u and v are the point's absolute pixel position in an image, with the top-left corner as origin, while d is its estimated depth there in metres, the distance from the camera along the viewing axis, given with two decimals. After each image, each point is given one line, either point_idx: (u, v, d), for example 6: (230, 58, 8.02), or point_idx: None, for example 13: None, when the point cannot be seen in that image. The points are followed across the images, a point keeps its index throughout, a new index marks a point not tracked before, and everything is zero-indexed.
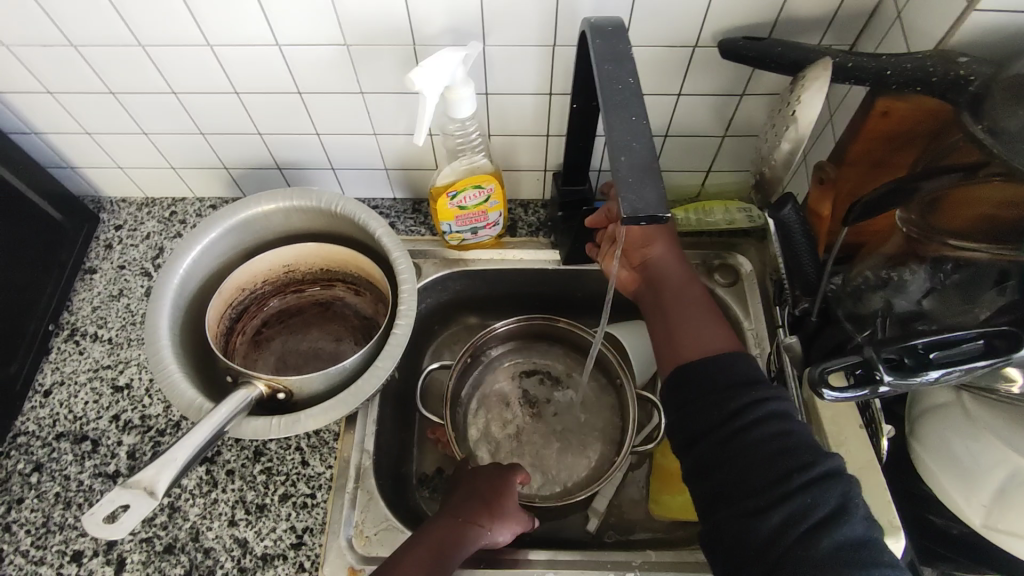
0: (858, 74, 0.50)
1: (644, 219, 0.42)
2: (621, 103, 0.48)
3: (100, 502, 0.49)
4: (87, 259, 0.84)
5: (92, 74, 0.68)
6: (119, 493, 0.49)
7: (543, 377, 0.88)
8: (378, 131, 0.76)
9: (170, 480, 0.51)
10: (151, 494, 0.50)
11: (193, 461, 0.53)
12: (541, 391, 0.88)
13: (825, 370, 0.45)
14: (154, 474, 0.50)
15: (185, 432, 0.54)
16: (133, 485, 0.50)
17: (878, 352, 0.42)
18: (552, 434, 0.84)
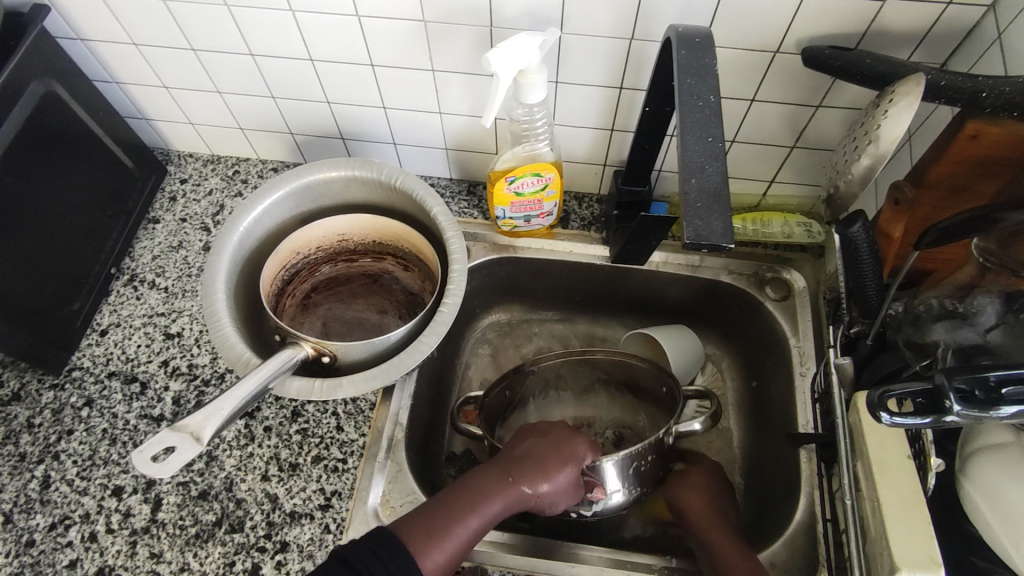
0: (949, 94, 0.48)
1: (706, 248, 0.42)
2: (698, 122, 0.47)
3: (150, 441, 0.51)
4: (151, 209, 0.87)
5: (177, 29, 0.70)
6: (167, 435, 0.51)
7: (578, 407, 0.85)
8: (443, 111, 0.76)
9: (215, 428, 0.52)
10: (197, 440, 0.51)
11: (239, 412, 0.55)
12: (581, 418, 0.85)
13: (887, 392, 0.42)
14: (201, 421, 0.52)
15: (232, 383, 0.56)
16: (180, 429, 0.52)
17: (950, 380, 0.38)
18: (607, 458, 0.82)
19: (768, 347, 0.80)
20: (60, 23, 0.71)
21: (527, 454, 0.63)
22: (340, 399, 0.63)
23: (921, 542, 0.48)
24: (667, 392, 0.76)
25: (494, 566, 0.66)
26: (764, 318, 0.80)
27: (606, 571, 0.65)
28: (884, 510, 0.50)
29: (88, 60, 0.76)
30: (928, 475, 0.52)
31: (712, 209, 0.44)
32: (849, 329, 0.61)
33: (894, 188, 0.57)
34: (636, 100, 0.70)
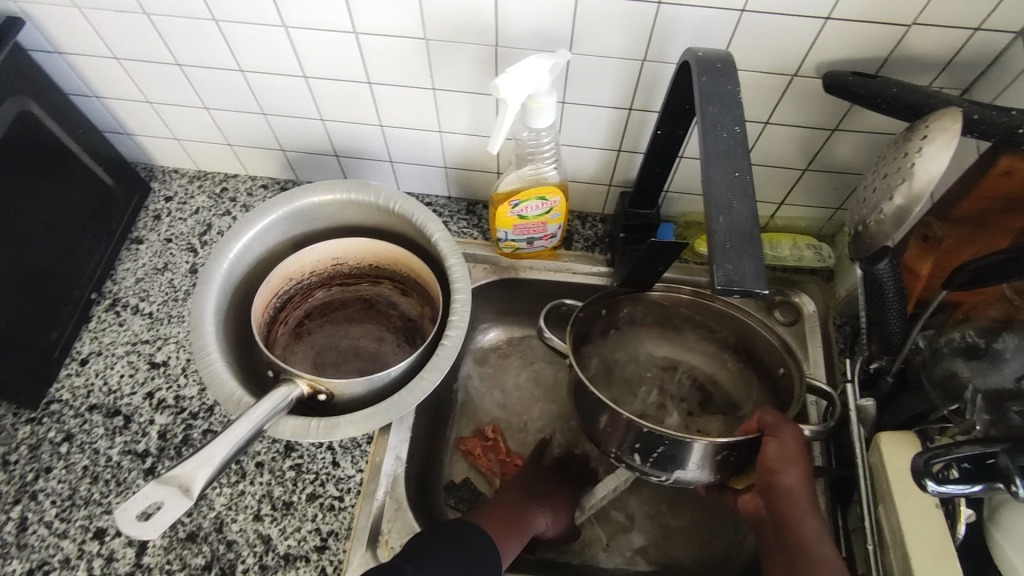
0: (983, 128, 0.46)
1: (737, 293, 0.38)
2: (724, 154, 0.43)
3: (135, 497, 0.48)
4: (134, 228, 0.83)
5: (160, 43, 0.66)
6: (154, 489, 0.48)
7: (687, 376, 0.80)
8: (443, 129, 0.73)
9: (206, 478, 0.49)
10: (188, 495, 0.48)
11: (232, 458, 0.51)
12: (682, 386, 0.80)
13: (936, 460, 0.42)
14: (192, 471, 0.49)
15: (225, 427, 0.53)
16: (169, 482, 0.48)
17: (1015, 461, 0.37)
18: (680, 431, 0.77)
19: None
20: (35, 36, 0.67)
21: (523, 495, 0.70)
22: (337, 439, 0.59)
23: None
24: (785, 370, 0.67)
25: None
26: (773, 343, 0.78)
27: None
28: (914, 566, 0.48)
29: (64, 73, 0.72)
30: (956, 524, 0.50)
31: (743, 250, 0.40)
32: (869, 363, 0.60)
33: (922, 224, 0.56)
34: (646, 121, 0.67)
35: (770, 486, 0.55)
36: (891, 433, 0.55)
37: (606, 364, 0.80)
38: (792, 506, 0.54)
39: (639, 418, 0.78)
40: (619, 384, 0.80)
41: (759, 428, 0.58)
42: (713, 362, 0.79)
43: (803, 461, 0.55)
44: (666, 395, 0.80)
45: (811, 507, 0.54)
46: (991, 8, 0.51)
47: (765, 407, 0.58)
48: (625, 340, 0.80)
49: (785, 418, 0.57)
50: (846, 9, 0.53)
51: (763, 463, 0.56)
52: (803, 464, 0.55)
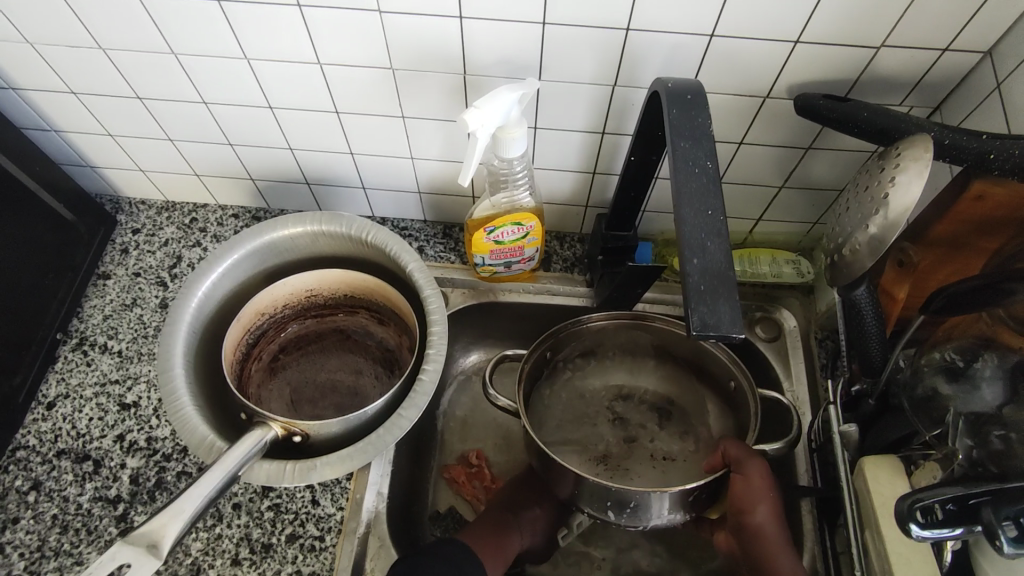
0: (955, 153, 0.46)
1: (712, 337, 0.38)
2: (696, 190, 0.43)
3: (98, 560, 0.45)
4: (101, 263, 0.81)
5: (119, 77, 0.64)
6: (120, 549, 0.45)
7: (641, 400, 0.78)
8: (415, 156, 0.72)
9: (177, 535, 0.47)
10: (157, 550, 0.46)
11: (204, 511, 0.50)
12: (639, 411, 0.77)
13: (919, 505, 0.41)
14: (161, 528, 0.47)
15: (196, 477, 0.51)
16: (136, 541, 0.46)
17: (998, 515, 0.40)
18: (645, 460, 0.74)
19: None
20: None
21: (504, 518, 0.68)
22: (314, 482, 0.58)
23: None
24: (737, 384, 0.68)
25: None
26: (756, 360, 0.77)
27: None
28: None
29: (20, 108, 0.70)
30: (943, 551, 0.50)
31: (717, 292, 0.40)
32: (851, 385, 0.59)
33: (896, 249, 0.55)
34: (620, 144, 0.66)
35: (743, 528, 0.56)
36: (875, 460, 0.54)
37: (554, 404, 0.77)
38: (767, 544, 0.55)
39: (602, 450, 0.75)
40: (573, 419, 0.77)
41: (724, 462, 0.58)
42: (663, 384, 0.78)
43: (772, 494, 0.56)
44: (624, 423, 0.77)
45: (785, 542, 0.55)
46: (959, 29, 0.51)
47: (728, 440, 0.58)
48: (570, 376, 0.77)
49: (749, 450, 0.57)
50: (815, 33, 0.52)
51: (733, 503, 0.56)
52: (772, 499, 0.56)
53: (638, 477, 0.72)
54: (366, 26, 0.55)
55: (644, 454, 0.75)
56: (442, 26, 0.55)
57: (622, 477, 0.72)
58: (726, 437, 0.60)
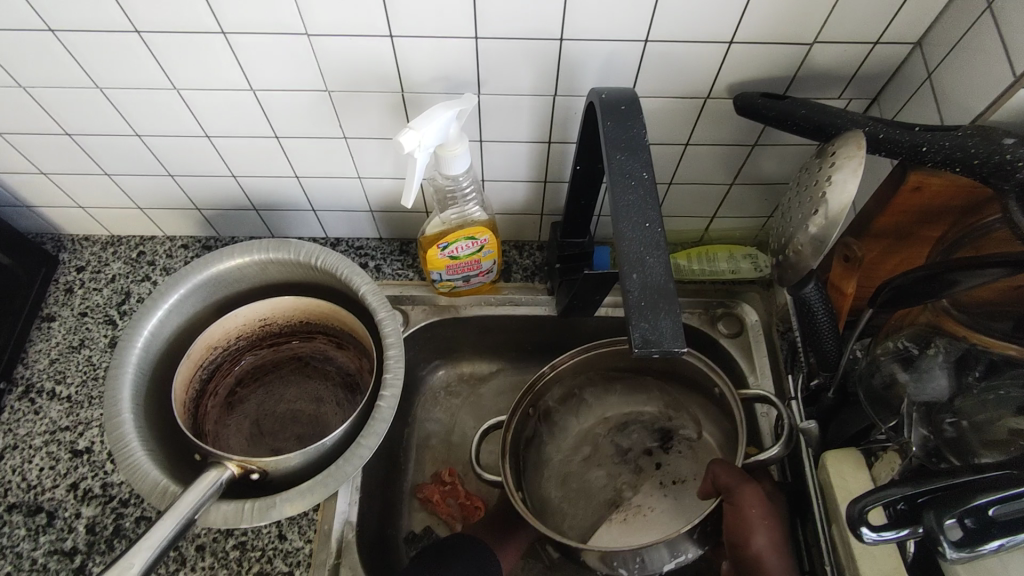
0: (889, 147, 0.46)
1: (656, 352, 0.37)
2: (633, 203, 0.42)
3: None
4: (44, 305, 0.78)
5: (45, 115, 0.62)
6: None
7: (636, 424, 0.74)
8: (362, 175, 0.70)
9: None
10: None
11: (157, 561, 0.48)
12: (637, 437, 0.73)
13: (868, 507, 0.41)
14: None
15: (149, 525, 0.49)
16: None
17: (940, 519, 0.39)
18: (654, 490, 0.69)
19: None
20: None
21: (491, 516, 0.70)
22: (275, 520, 0.56)
23: None
24: (721, 390, 0.66)
25: None
26: (720, 357, 0.77)
27: None
28: None
29: None
30: (905, 543, 0.50)
31: (658, 307, 0.39)
32: (809, 380, 0.59)
33: (841, 245, 0.55)
34: (566, 152, 0.66)
35: (740, 559, 0.53)
36: (837, 455, 0.54)
37: (549, 455, 0.73)
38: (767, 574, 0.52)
39: (608, 488, 0.71)
40: (572, 461, 0.73)
41: (716, 488, 0.56)
42: (655, 403, 0.74)
43: (768, 520, 0.53)
44: (625, 453, 0.73)
45: (789, 573, 0.52)
46: (888, 22, 0.51)
47: (718, 465, 0.56)
48: (553, 421, 0.74)
49: (740, 475, 0.55)
50: (748, 33, 0.52)
51: (729, 533, 0.54)
52: (769, 525, 0.53)
53: (653, 513, 0.67)
54: (296, 50, 0.54)
55: (653, 484, 0.70)
56: (373, 46, 0.54)
57: (637, 517, 0.68)
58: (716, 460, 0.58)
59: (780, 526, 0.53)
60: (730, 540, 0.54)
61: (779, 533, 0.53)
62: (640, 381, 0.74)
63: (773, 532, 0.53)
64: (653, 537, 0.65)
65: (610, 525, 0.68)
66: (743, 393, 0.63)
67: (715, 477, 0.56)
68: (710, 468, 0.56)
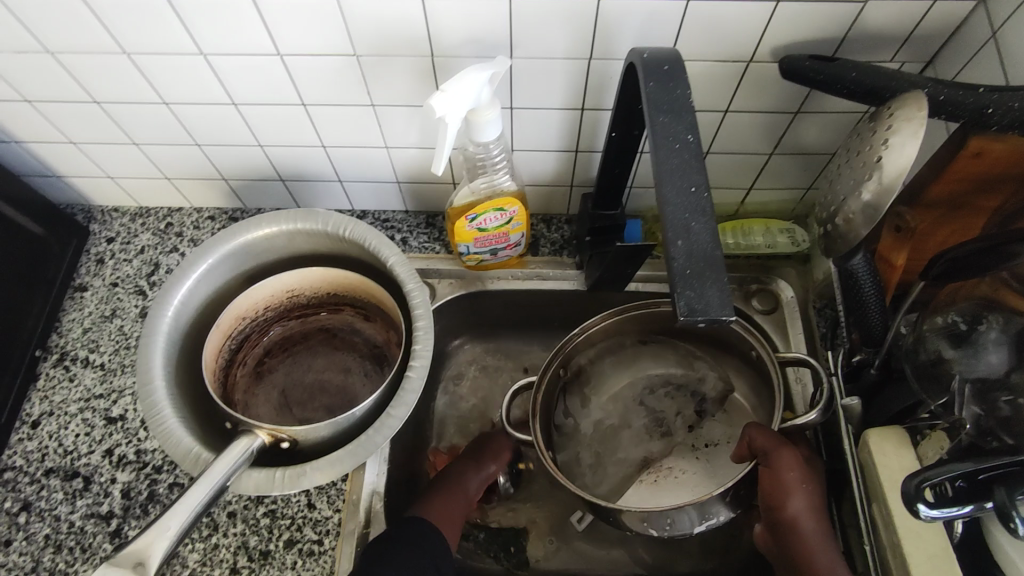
0: (949, 110, 0.44)
1: (702, 322, 0.35)
2: (678, 167, 0.40)
3: None
4: (76, 275, 0.79)
5: (73, 82, 0.61)
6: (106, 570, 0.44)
7: (667, 386, 0.73)
8: (390, 144, 0.69)
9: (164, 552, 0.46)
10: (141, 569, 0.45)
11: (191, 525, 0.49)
12: (669, 400, 0.72)
13: (925, 485, 0.40)
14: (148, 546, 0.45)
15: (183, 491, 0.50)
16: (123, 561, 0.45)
17: (1013, 495, 0.39)
18: (688, 452, 0.69)
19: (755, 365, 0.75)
20: None
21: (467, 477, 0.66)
22: (305, 488, 0.56)
23: None
24: (758, 353, 0.64)
25: None
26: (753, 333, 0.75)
27: None
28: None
29: None
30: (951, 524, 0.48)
31: (705, 275, 0.37)
32: (852, 356, 0.57)
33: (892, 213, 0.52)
34: (600, 120, 0.64)
35: (776, 521, 0.52)
36: (879, 433, 0.52)
37: (579, 417, 0.72)
38: (804, 537, 0.51)
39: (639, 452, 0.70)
40: (602, 422, 0.72)
41: (752, 451, 0.54)
42: (688, 366, 0.73)
43: (806, 484, 0.52)
44: (656, 415, 0.72)
45: (825, 536, 0.51)
46: None
47: (754, 428, 0.54)
48: (584, 384, 0.72)
49: (776, 437, 0.53)
50: None
51: (764, 495, 0.53)
52: (806, 488, 0.52)
53: (683, 475, 0.68)
54: (324, 13, 0.52)
55: (686, 446, 0.70)
56: (403, 7, 0.52)
57: (668, 479, 0.68)
58: (750, 422, 0.56)
59: (815, 489, 0.52)
60: (766, 502, 0.53)
61: (814, 495, 0.52)
62: (676, 344, 0.72)
63: (810, 496, 0.52)
64: (683, 498, 0.66)
65: (639, 485, 0.68)
66: (783, 356, 0.61)
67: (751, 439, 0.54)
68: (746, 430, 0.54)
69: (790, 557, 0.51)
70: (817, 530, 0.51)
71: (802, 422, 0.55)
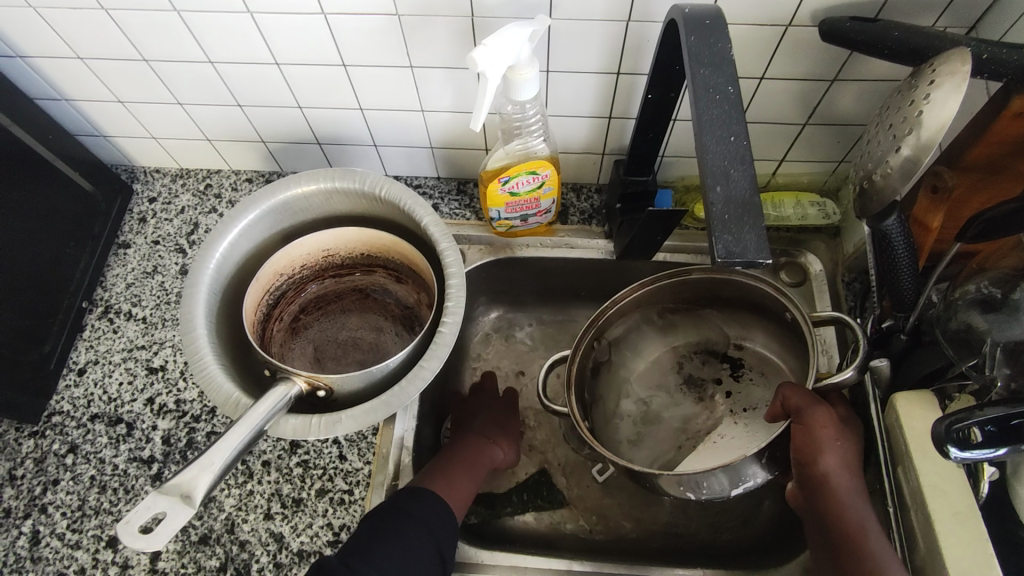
0: (994, 68, 0.43)
1: (739, 265, 0.36)
2: (718, 118, 0.41)
3: (136, 509, 0.46)
4: (120, 232, 0.81)
5: (124, 40, 0.63)
6: (155, 499, 0.46)
7: (702, 353, 0.75)
8: (426, 108, 0.70)
9: (207, 485, 0.47)
10: (188, 501, 0.46)
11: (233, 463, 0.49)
12: (704, 366, 0.74)
13: (958, 428, 0.41)
14: (192, 479, 0.46)
15: (224, 431, 0.50)
16: (170, 491, 0.46)
17: None
18: (726, 418, 0.71)
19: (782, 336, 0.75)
20: None
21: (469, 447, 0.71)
22: (340, 435, 0.58)
23: (975, 557, 0.46)
24: (792, 315, 0.63)
25: None
26: None
27: None
28: (937, 532, 0.47)
29: (29, 78, 0.69)
30: (979, 483, 0.49)
31: (742, 221, 0.38)
32: (881, 321, 0.58)
33: (931, 174, 0.53)
34: (635, 84, 0.64)
35: (809, 478, 0.53)
36: (908, 394, 0.53)
37: (613, 386, 0.74)
38: (836, 492, 0.51)
39: (676, 417, 0.72)
40: (637, 390, 0.74)
41: (787, 410, 0.56)
42: (722, 333, 0.74)
43: (841, 442, 0.52)
44: (692, 380, 0.74)
45: (859, 493, 0.51)
46: None
47: (789, 387, 0.55)
48: (617, 352, 0.73)
49: (811, 396, 0.54)
50: None
51: (798, 452, 0.54)
52: (840, 446, 0.52)
53: (722, 439, 0.69)
54: None
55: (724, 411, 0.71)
56: None
57: (708, 444, 0.69)
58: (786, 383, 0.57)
59: (850, 447, 0.53)
60: (799, 459, 0.54)
61: (848, 453, 0.53)
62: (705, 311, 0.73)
63: (845, 453, 0.52)
64: (725, 459, 0.67)
65: (678, 451, 0.69)
66: (817, 316, 0.60)
67: (786, 397, 0.55)
68: (782, 388, 0.56)
69: (820, 512, 0.52)
70: (851, 488, 0.52)
71: (839, 380, 0.54)
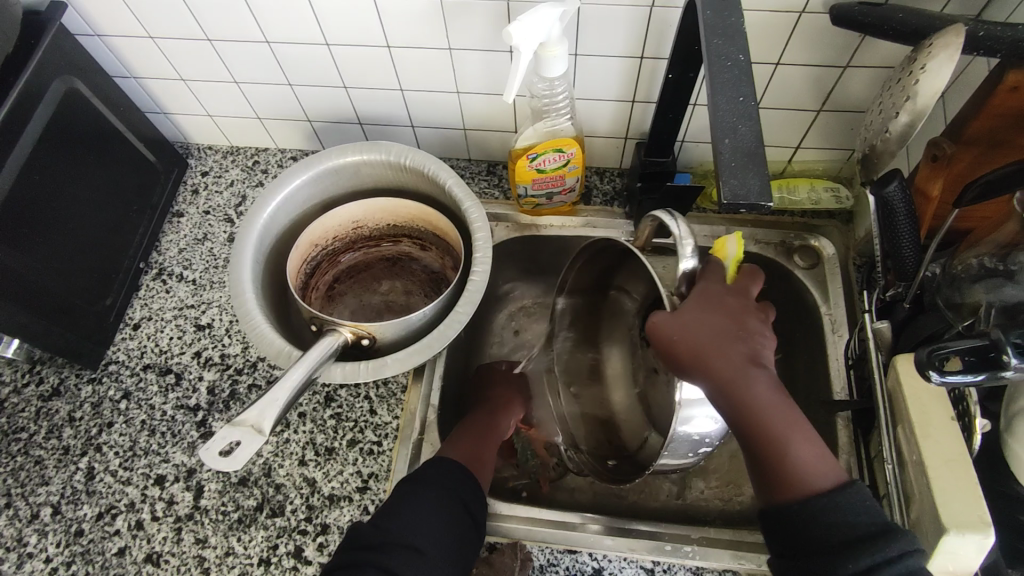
0: (988, 44, 0.47)
1: (744, 207, 0.41)
2: (729, 81, 0.46)
3: (213, 438, 0.50)
4: (174, 202, 0.88)
5: (192, 20, 0.70)
6: (229, 430, 0.49)
7: None
8: (461, 90, 0.76)
9: (275, 418, 0.51)
10: (260, 432, 0.50)
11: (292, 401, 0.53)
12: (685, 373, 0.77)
13: (940, 354, 0.45)
14: (259, 414, 0.50)
15: (280, 373, 0.54)
16: (240, 424, 0.50)
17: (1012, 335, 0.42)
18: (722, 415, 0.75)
19: (794, 316, 0.78)
20: (77, 19, 0.71)
21: (502, 424, 0.71)
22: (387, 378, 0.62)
23: (967, 502, 0.49)
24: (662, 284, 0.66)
25: (532, 541, 0.67)
26: (793, 286, 0.77)
27: (643, 542, 0.66)
28: (930, 477, 0.50)
29: (104, 54, 0.76)
30: (973, 438, 0.52)
31: (747, 168, 0.43)
32: (885, 292, 0.61)
33: (931, 144, 0.57)
34: (657, 68, 0.69)
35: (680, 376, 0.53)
36: (908, 356, 0.56)
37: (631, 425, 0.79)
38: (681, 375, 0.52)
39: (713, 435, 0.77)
40: None
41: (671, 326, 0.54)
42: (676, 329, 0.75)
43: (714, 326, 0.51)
44: None
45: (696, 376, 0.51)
46: None
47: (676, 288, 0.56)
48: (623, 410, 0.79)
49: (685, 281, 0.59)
50: None
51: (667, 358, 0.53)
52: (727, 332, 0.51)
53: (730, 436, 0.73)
54: None
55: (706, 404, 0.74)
56: None
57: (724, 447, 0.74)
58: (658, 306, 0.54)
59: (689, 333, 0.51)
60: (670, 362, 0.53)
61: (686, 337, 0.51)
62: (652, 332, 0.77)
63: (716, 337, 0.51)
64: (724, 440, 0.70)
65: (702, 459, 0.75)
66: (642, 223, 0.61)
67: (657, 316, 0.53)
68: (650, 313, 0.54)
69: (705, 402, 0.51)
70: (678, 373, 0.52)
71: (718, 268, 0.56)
